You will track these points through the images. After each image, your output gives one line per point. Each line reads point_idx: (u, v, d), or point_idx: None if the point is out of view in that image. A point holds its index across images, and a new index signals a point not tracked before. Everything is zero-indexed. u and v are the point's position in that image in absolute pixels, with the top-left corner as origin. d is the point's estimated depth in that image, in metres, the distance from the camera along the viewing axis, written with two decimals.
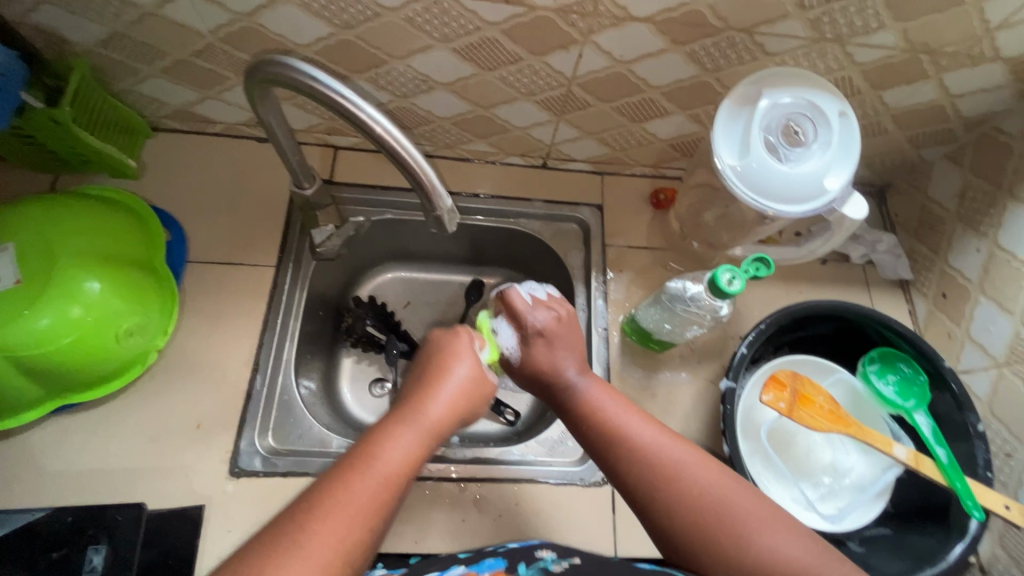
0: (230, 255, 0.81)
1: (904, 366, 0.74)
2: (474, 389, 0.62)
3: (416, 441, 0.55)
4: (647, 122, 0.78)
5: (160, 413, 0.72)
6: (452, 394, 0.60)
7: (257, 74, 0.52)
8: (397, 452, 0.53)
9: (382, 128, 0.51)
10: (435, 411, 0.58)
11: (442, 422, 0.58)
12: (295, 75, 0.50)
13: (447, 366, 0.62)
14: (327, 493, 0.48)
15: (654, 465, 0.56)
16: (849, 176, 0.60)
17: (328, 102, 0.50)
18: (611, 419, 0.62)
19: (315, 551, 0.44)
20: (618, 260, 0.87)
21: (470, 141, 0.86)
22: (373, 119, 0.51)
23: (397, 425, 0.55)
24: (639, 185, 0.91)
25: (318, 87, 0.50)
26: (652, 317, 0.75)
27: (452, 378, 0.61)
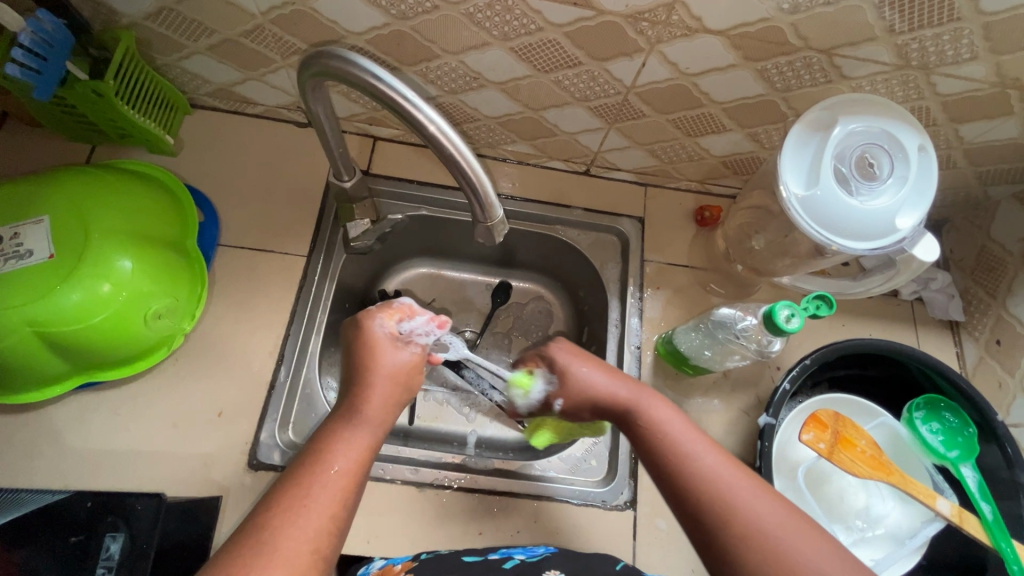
0: (262, 241, 0.79)
1: (952, 416, 0.70)
2: (408, 377, 0.60)
3: (362, 438, 0.55)
4: (702, 137, 0.75)
5: (182, 398, 0.71)
6: (387, 389, 0.58)
7: (312, 68, 0.50)
8: (346, 453, 0.53)
9: (434, 126, 0.48)
10: (375, 406, 0.57)
11: (384, 412, 0.57)
12: (353, 71, 0.48)
13: (370, 354, 0.60)
14: (282, 503, 0.48)
15: (695, 478, 0.51)
16: (923, 216, 0.56)
17: (384, 99, 0.48)
18: (648, 423, 0.57)
19: (282, 554, 0.45)
20: (656, 277, 0.84)
21: (514, 142, 0.83)
22: (427, 117, 0.48)
23: (338, 429, 0.55)
24: (684, 200, 0.88)
25: (378, 85, 0.47)
26: (691, 342, 0.72)
27: (381, 376, 0.58)
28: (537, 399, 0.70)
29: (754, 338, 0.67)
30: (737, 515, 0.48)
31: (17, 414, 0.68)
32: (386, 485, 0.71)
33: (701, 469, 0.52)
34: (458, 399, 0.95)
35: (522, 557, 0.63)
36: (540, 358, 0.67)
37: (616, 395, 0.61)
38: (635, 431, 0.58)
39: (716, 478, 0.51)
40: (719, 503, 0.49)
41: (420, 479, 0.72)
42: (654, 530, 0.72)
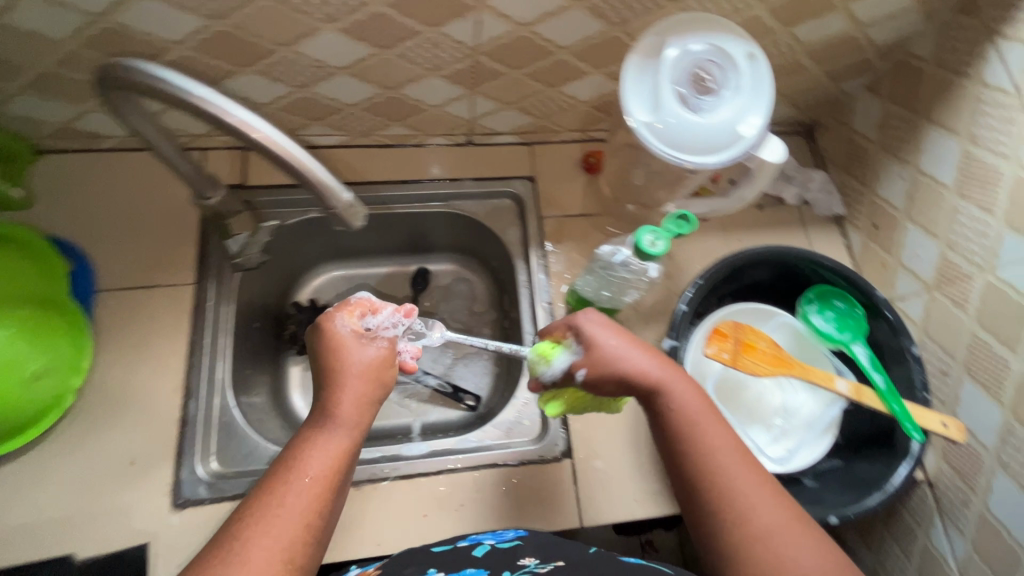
0: (143, 278, 0.75)
1: (840, 301, 0.76)
2: (379, 372, 0.59)
3: (339, 441, 0.54)
4: (564, 85, 0.76)
5: (87, 455, 0.67)
6: (354, 387, 0.57)
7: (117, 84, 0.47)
8: (325, 457, 0.53)
9: (259, 132, 0.47)
10: (348, 406, 0.55)
11: (358, 411, 0.56)
12: (153, 82, 0.45)
13: (341, 351, 0.58)
14: (257, 516, 0.49)
15: (703, 467, 0.54)
16: (765, 119, 0.59)
17: (199, 112, 0.46)
18: (677, 407, 0.57)
19: (255, 560, 0.46)
20: (556, 232, 0.85)
21: (387, 125, 0.82)
22: (248, 124, 0.47)
23: (313, 433, 0.54)
24: (569, 150, 0.89)
25: (177, 91, 0.45)
26: (589, 287, 0.74)
27: (348, 375, 0.57)
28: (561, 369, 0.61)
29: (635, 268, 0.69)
30: (733, 500, 0.52)
31: None
32: None
33: (714, 459, 0.54)
34: (397, 392, 0.96)
35: (491, 542, 0.62)
36: (569, 328, 0.62)
37: (646, 371, 0.58)
38: (660, 415, 0.58)
39: (725, 472, 0.54)
40: (717, 494, 0.53)
41: (356, 477, 0.71)
42: (593, 472, 0.74)
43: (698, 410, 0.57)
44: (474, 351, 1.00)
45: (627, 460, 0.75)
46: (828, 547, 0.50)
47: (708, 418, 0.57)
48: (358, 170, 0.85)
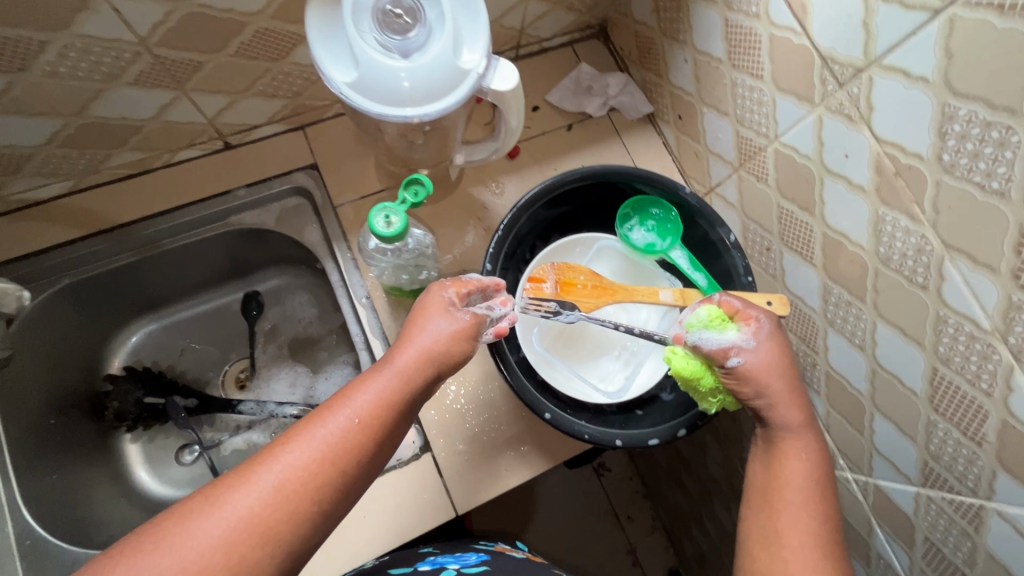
0: None
1: (656, 208, 0.73)
2: (450, 342, 0.53)
3: (388, 385, 0.50)
4: (290, 56, 0.66)
5: None
6: (425, 344, 0.52)
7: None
8: (358, 407, 0.48)
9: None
10: (403, 360, 0.51)
11: (415, 368, 0.51)
12: None
13: (422, 314, 0.54)
14: (285, 441, 0.46)
15: (772, 475, 0.53)
16: (485, 47, 0.52)
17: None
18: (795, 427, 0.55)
19: (263, 481, 0.43)
20: (356, 217, 0.77)
21: (111, 155, 0.69)
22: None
23: (368, 378, 0.50)
24: (348, 124, 0.79)
25: None
26: (383, 274, 0.67)
27: (425, 333, 0.53)
28: (724, 341, 0.57)
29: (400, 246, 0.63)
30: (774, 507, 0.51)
31: None
32: None
33: (790, 471, 0.53)
34: (260, 432, 0.87)
35: (455, 565, 0.60)
36: (754, 314, 0.58)
37: (771, 386, 0.55)
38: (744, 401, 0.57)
39: (791, 487, 0.52)
40: (765, 499, 0.52)
41: None
42: (456, 457, 0.70)
43: (807, 445, 0.54)
44: (332, 362, 0.91)
45: (488, 433, 0.71)
46: None
47: (810, 449, 0.54)
48: (103, 214, 0.72)
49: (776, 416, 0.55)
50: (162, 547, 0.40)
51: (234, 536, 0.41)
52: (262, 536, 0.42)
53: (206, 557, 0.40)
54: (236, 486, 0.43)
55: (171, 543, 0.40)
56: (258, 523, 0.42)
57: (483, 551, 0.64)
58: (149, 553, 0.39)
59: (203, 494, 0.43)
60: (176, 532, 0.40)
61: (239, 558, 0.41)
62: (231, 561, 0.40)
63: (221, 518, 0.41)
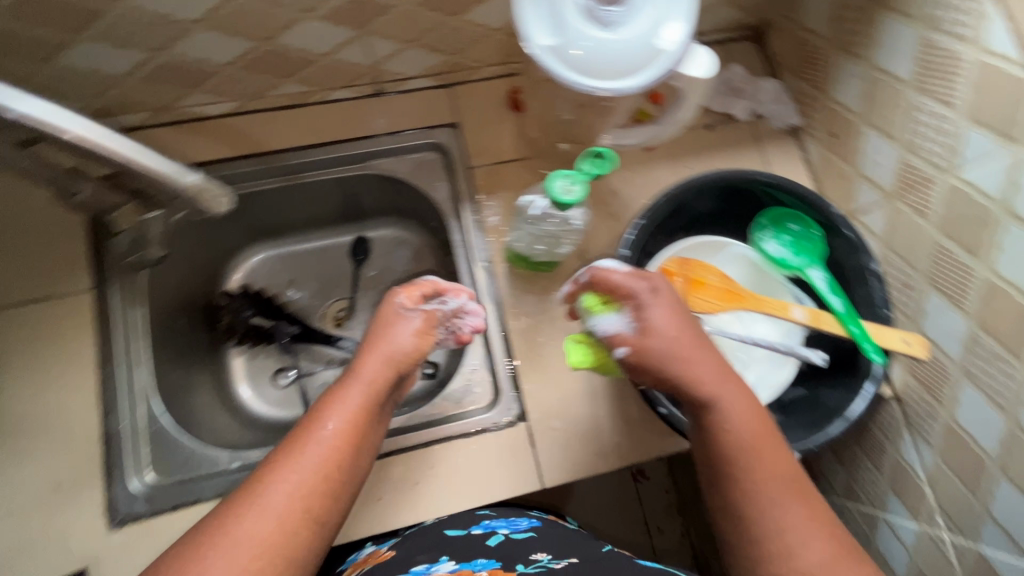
0: (35, 290, 0.69)
1: (794, 224, 0.70)
2: (401, 358, 0.57)
3: (350, 400, 0.53)
4: (467, 12, 0.66)
5: (8, 486, 0.63)
6: (384, 352, 0.56)
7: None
8: (338, 413, 0.53)
9: (98, 140, 0.50)
10: (370, 369, 0.55)
11: (376, 378, 0.55)
12: None
13: (382, 328, 0.58)
14: (312, 426, 0.52)
15: (738, 446, 0.51)
16: (688, 28, 0.50)
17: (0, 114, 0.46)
18: (734, 424, 0.51)
19: (285, 480, 0.48)
20: (488, 181, 0.78)
21: (278, 84, 0.72)
22: (84, 132, 0.49)
23: (335, 392, 0.55)
24: (494, 88, 0.80)
25: None
26: (522, 240, 0.68)
27: (388, 344, 0.57)
28: (609, 326, 0.57)
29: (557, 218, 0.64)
30: (725, 492, 0.51)
31: None
32: None
33: (753, 460, 0.50)
34: None
35: (505, 531, 0.61)
36: (631, 290, 0.56)
37: (657, 347, 0.53)
38: (664, 384, 0.54)
39: (753, 473, 0.50)
40: (722, 476, 0.51)
41: None
42: (551, 433, 0.71)
43: (778, 445, 0.52)
44: None
45: (586, 416, 0.72)
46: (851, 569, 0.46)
47: (780, 447, 0.52)
48: (259, 138, 0.75)
49: (690, 372, 0.52)
50: (221, 535, 0.45)
51: (283, 514, 0.47)
52: (303, 511, 0.48)
53: (254, 538, 0.45)
54: (270, 479, 0.48)
55: (224, 533, 0.45)
56: (299, 499, 0.48)
57: (535, 519, 0.65)
58: (207, 546, 0.45)
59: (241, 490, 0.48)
60: (226, 525, 0.45)
61: (285, 530, 0.47)
62: (282, 535, 0.46)
63: (264, 503, 0.47)
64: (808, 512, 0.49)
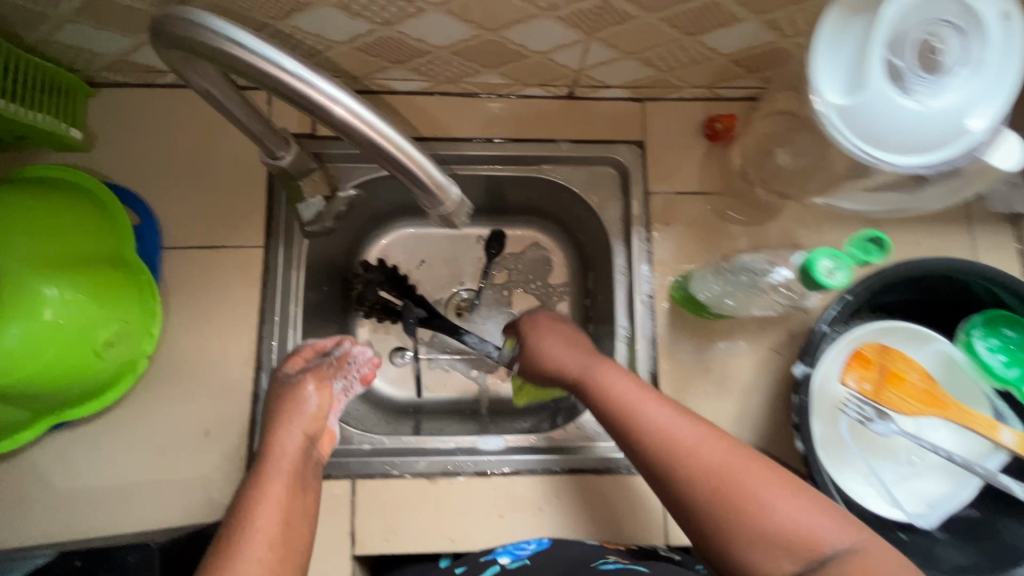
0: (210, 238, 0.69)
1: (1011, 330, 0.62)
2: (315, 415, 0.61)
3: (285, 442, 0.58)
4: (706, 35, 0.60)
5: (160, 423, 0.66)
6: (302, 423, 0.60)
7: (155, 40, 0.40)
8: (269, 496, 0.52)
9: (341, 106, 0.39)
10: (285, 447, 0.57)
11: (294, 450, 0.58)
12: (204, 35, 0.37)
13: (292, 387, 0.63)
14: (244, 513, 0.50)
15: (658, 446, 0.51)
16: (1005, 108, 0.44)
17: (257, 75, 0.38)
18: (641, 428, 0.53)
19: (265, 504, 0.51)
20: (665, 211, 0.73)
21: (477, 72, 0.68)
22: (330, 97, 0.39)
23: (257, 474, 0.54)
24: (690, 112, 0.74)
25: (243, 53, 0.37)
26: (712, 291, 0.63)
27: (301, 410, 0.61)
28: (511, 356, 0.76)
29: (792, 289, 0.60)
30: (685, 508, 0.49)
31: None
32: (397, 481, 0.67)
33: (646, 431, 0.53)
34: (467, 363, 0.90)
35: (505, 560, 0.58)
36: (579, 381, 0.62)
37: (603, 380, 0.59)
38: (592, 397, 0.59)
39: (693, 449, 0.50)
40: (667, 458, 0.51)
41: (429, 470, 0.67)
42: None
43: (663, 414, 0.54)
44: None
45: None
46: (811, 499, 0.47)
47: (677, 421, 0.53)
48: (442, 123, 0.73)
49: (629, 400, 0.56)
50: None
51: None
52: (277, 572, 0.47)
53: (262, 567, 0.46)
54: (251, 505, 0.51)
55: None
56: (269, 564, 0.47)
57: (545, 540, 0.62)
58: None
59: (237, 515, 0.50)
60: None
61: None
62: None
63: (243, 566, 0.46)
64: (741, 455, 0.50)
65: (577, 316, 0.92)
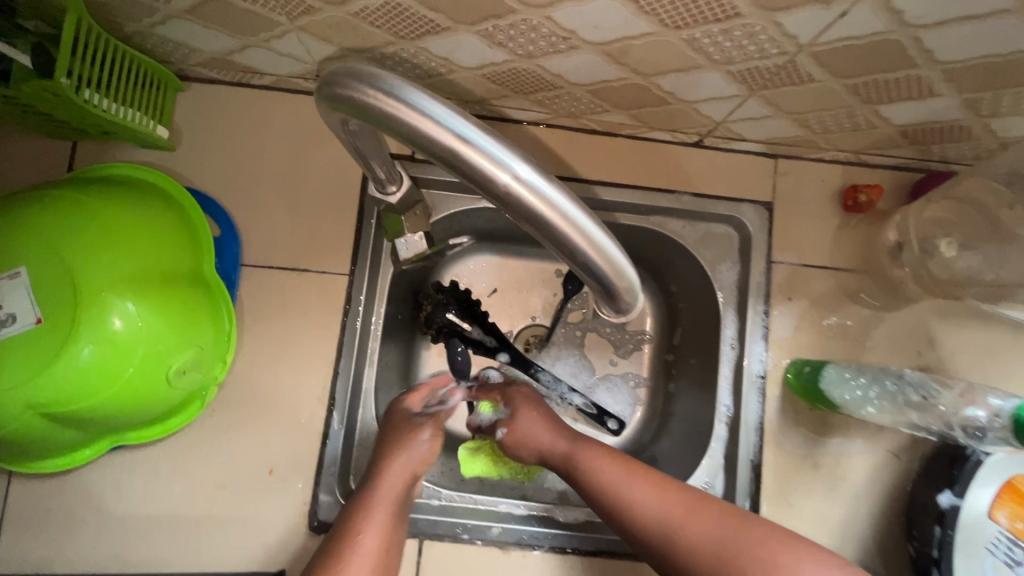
0: (292, 259, 0.64)
1: None
2: (427, 457, 0.59)
3: (389, 489, 0.54)
4: (886, 105, 0.52)
5: (223, 455, 0.61)
6: (410, 461, 0.57)
7: (319, 105, 0.37)
8: (370, 529, 0.51)
9: (517, 181, 0.31)
10: (387, 486, 0.55)
11: (403, 484, 0.56)
12: (378, 102, 0.32)
13: (404, 428, 0.60)
14: (344, 543, 0.49)
15: (643, 516, 0.50)
16: None
17: (431, 148, 0.32)
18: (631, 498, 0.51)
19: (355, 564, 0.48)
20: (787, 284, 0.66)
21: (604, 111, 0.61)
22: (508, 172, 0.31)
23: (360, 503, 0.53)
24: (828, 176, 0.66)
25: (419, 120, 0.31)
26: (854, 394, 0.58)
27: (412, 446, 0.58)
28: (490, 421, 0.66)
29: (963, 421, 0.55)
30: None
31: (49, 479, 0.60)
32: (466, 547, 0.62)
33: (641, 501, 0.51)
34: None
35: None
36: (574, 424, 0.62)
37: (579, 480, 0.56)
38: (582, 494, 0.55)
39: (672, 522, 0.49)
40: (648, 527, 0.49)
41: (502, 539, 0.62)
42: None
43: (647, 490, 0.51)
44: (620, 373, 0.83)
45: None
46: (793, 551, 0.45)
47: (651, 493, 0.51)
48: (552, 160, 0.66)
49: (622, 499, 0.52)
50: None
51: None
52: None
53: None
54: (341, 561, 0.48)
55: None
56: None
57: None
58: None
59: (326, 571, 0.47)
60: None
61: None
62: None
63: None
64: (745, 524, 0.47)
65: (655, 368, 0.83)
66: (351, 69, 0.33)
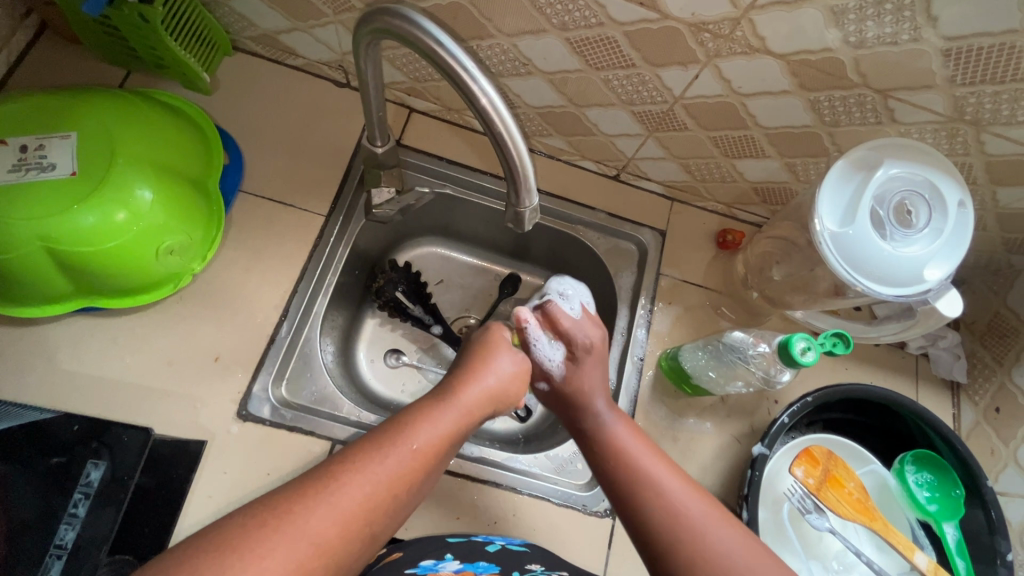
0: (283, 195, 0.78)
1: (931, 474, 0.71)
2: (507, 390, 0.62)
3: (450, 422, 0.54)
4: (739, 159, 0.74)
5: (180, 337, 0.70)
6: (489, 388, 0.60)
7: (370, 20, 0.48)
8: (425, 434, 0.52)
9: (487, 100, 0.46)
10: (444, 421, 0.54)
11: (472, 409, 0.57)
12: (410, 28, 0.45)
13: (492, 355, 0.63)
14: (399, 430, 0.51)
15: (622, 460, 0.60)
16: (951, 270, 0.57)
17: (437, 63, 0.46)
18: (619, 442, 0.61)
19: (368, 473, 0.47)
20: (668, 292, 0.84)
21: (550, 135, 0.82)
22: (483, 91, 0.46)
23: (432, 407, 0.55)
24: (708, 220, 0.87)
25: (437, 48, 0.45)
26: (696, 361, 0.73)
27: (494, 372, 0.61)
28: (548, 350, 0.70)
29: (762, 365, 0.69)
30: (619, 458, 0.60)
31: (16, 326, 0.67)
32: None
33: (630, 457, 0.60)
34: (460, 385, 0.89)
35: (503, 543, 0.64)
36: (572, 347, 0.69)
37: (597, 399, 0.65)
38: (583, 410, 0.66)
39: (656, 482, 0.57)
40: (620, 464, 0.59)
41: None
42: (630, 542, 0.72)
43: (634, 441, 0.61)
44: None
45: None
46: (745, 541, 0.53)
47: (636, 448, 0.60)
48: None
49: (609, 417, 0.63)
50: (294, 520, 0.42)
51: (348, 516, 0.44)
52: (365, 515, 0.45)
53: (333, 526, 0.43)
54: (360, 466, 0.47)
55: (297, 518, 0.42)
56: (365, 503, 0.46)
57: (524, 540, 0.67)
58: (270, 531, 0.41)
59: (334, 468, 0.47)
60: (303, 509, 0.43)
61: (347, 536, 0.44)
62: (341, 539, 0.44)
63: (340, 496, 0.45)
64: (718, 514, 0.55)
65: None
66: (399, 6, 0.46)
